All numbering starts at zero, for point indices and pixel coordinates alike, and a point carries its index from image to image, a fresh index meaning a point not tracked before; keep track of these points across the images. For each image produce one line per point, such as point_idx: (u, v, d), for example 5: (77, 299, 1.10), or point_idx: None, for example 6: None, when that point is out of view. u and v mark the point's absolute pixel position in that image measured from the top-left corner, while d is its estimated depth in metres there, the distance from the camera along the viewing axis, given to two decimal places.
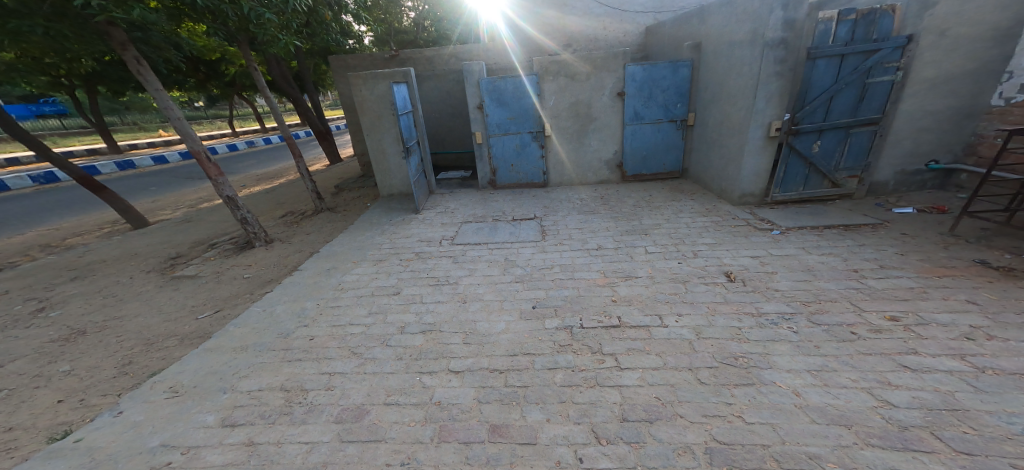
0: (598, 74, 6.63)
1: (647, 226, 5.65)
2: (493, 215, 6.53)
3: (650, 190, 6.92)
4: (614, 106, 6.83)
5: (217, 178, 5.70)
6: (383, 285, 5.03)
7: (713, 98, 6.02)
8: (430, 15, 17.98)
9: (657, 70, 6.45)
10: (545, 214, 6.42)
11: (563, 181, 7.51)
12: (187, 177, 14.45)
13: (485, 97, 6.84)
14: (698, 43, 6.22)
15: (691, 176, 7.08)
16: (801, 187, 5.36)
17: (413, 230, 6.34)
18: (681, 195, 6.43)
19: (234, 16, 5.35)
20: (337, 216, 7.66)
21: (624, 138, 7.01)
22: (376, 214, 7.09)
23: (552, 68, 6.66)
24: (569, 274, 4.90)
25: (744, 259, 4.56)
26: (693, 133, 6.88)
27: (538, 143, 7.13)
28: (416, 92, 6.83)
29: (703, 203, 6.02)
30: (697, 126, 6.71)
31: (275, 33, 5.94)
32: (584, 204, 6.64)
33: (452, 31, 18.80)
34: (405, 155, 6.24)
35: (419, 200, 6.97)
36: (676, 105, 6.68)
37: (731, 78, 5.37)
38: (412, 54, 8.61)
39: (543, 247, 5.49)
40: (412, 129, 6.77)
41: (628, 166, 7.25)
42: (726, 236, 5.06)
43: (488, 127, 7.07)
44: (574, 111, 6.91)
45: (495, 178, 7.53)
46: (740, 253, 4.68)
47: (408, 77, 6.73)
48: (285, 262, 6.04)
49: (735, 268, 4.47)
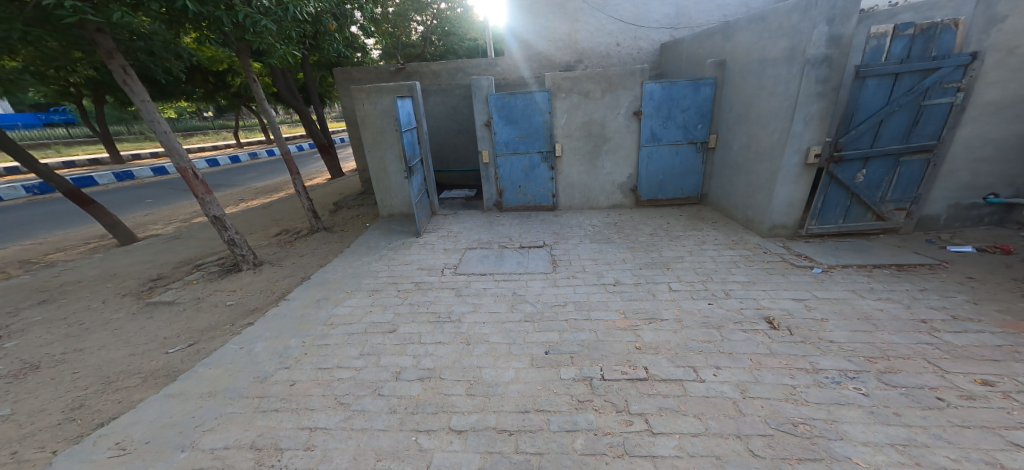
0: (614, 91, 6.24)
1: (668, 259, 5.13)
2: (499, 242, 6.05)
3: (667, 217, 6.44)
4: (630, 126, 6.41)
5: (204, 196, 5.06)
6: (377, 321, 4.50)
7: (738, 120, 5.58)
8: (439, 30, 17.99)
9: (677, 88, 6.06)
10: (556, 241, 5.92)
11: (574, 204, 7.03)
12: (184, 189, 14.08)
13: (494, 114, 6.44)
14: (722, 60, 5.84)
15: (711, 203, 6.59)
16: (842, 219, 4.85)
17: (413, 256, 5.84)
18: (704, 224, 5.93)
19: (230, 24, 4.98)
20: (331, 237, 7.16)
21: (640, 161, 6.57)
22: (373, 237, 6.61)
23: (565, 85, 6.28)
24: (585, 314, 4.36)
25: (785, 302, 4.01)
26: (714, 156, 6.44)
27: (548, 164, 6.70)
28: (421, 108, 6.43)
29: (727, 234, 5.51)
30: (719, 149, 6.27)
31: (274, 43, 5.57)
32: (598, 231, 6.14)
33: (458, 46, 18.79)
34: (407, 175, 5.80)
35: (420, 222, 6.49)
36: (696, 126, 6.26)
37: (762, 99, 4.95)
38: (418, 68, 8.33)
39: (555, 281, 4.97)
40: (415, 146, 6.36)
41: (643, 191, 6.79)
42: (759, 274, 4.53)
43: (495, 145, 6.65)
44: (587, 130, 6.50)
45: (501, 200, 7.06)
46: (779, 294, 4.14)
47: (414, 92, 6.36)
48: (272, 288, 5.50)
49: (777, 312, 3.91)
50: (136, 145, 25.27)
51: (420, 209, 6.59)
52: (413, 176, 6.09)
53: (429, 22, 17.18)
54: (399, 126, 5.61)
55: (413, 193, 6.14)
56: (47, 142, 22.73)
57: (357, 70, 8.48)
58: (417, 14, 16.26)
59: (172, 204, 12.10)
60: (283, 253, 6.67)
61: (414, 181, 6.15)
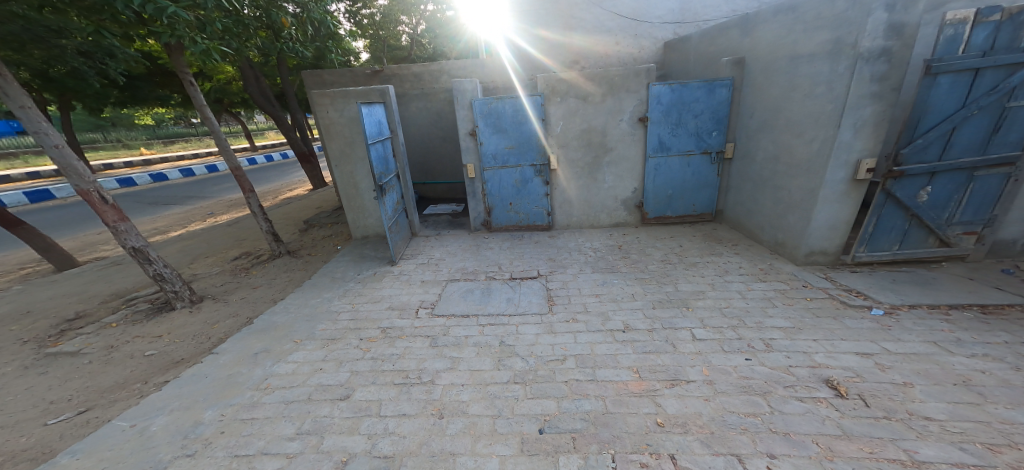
0: (615, 95, 5.35)
1: (689, 295, 4.17)
2: (486, 272, 5.13)
3: (679, 238, 5.49)
4: (635, 134, 5.51)
5: (117, 224, 4.08)
6: (326, 383, 3.53)
7: (757, 126, 4.59)
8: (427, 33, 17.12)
9: (689, 90, 5.14)
10: (551, 272, 4.98)
11: (571, 223, 6.12)
12: (149, 203, 12.96)
13: (479, 122, 5.52)
14: (739, 58, 4.84)
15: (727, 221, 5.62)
16: (897, 246, 3.95)
17: (383, 290, 4.89)
18: (723, 247, 4.98)
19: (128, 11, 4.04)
20: (295, 265, 6.03)
21: (646, 175, 5.67)
22: (337, 266, 5.60)
23: (562, 88, 5.39)
24: (589, 374, 3.41)
25: (847, 358, 3.04)
26: (731, 168, 5.44)
27: (542, 178, 5.79)
28: (395, 116, 5.42)
29: (751, 260, 4.51)
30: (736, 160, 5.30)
31: (194, 36, 4.60)
32: (600, 258, 5.20)
33: (448, 48, 17.81)
34: (380, 195, 4.85)
35: (396, 248, 5.51)
36: (710, 133, 5.29)
37: (790, 100, 3.97)
38: (397, 70, 7.44)
39: (552, 326, 4.05)
40: (390, 161, 5.39)
41: (649, 207, 5.88)
42: (804, 317, 3.53)
43: (481, 158, 5.73)
44: (585, 139, 5.62)
45: (489, 219, 6.12)
46: (837, 346, 3.17)
47: (386, 98, 5.33)
48: (208, 333, 4.44)
49: (840, 373, 2.92)
50: (111, 154, 24.10)
51: (395, 233, 5.60)
52: (386, 198, 5.07)
53: (417, 25, 16.36)
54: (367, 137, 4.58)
55: (387, 215, 5.13)
56: (15, 151, 21.49)
57: (327, 71, 7.54)
58: (405, 16, 15.44)
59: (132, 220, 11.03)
60: (235, 285, 5.52)
61: (387, 201, 5.13)
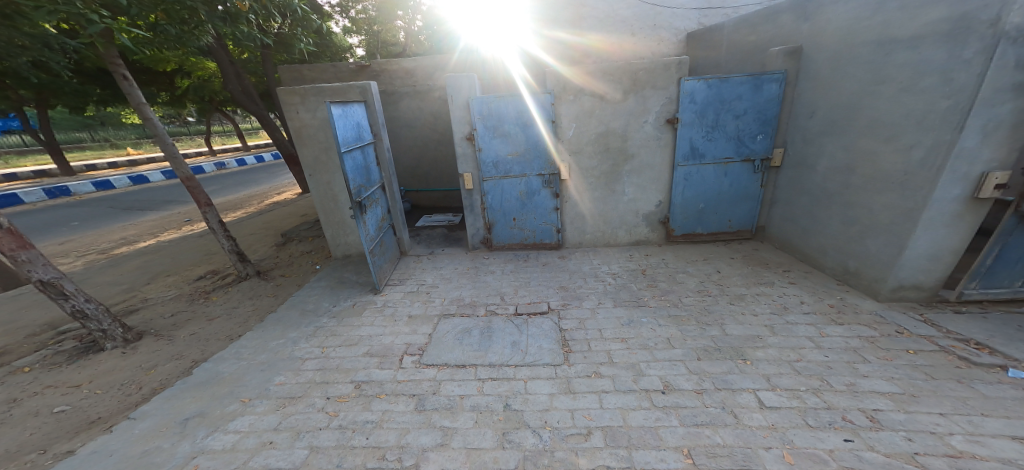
0: (639, 92, 4.23)
1: (744, 343, 3.29)
2: (487, 304, 4.27)
3: (715, 261, 4.44)
4: (661, 138, 4.37)
5: (18, 253, 3.25)
6: (274, 467, 2.57)
7: (825, 127, 3.54)
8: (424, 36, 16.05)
9: (732, 83, 3.99)
10: (563, 306, 4.12)
11: (584, 240, 5.07)
12: (124, 208, 12.02)
13: (478, 125, 4.50)
14: (797, 48, 3.73)
15: (772, 238, 4.51)
16: (1020, 281, 3.09)
17: (363, 328, 4.01)
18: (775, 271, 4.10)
19: None
20: (262, 288, 5.01)
21: (674, 186, 4.52)
22: (308, 292, 4.68)
23: (575, 84, 4.28)
24: (624, 459, 2.49)
25: (1001, 446, 2.16)
26: (777, 177, 4.29)
27: (551, 189, 4.71)
28: (377, 117, 4.44)
29: (816, 293, 3.62)
30: (786, 169, 4.16)
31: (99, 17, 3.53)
32: (623, 287, 4.30)
33: None
34: (356, 213, 3.85)
35: (379, 274, 4.57)
36: (754, 136, 4.15)
37: (884, 94, 2.97)
38: (387, 66, 6.59)
39: (570, 384, 3.18)
40: (373, 170, 4.43)
41: (676, 222, 4.76)
42: (913, 378, 2.67)
43: (479, 166, 4.69)
44: (600, 145, 4.50)
45: (489, 236, 5.15)
46: (979, 426, 2.29)
47: (367, 95, 4.36)
48: (139, 381, 3.47)
49: None
50: (96, 154, 23.16)
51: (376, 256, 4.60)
52: (363, 216, 4.06)
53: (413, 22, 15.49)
54: (337, 141, 3.58)
55: (365, 235, 4.12)
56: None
57: (306, 65, 6.63)
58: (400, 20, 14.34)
59: (100, 227, 10.09)
60: (186, 315, 4.52)
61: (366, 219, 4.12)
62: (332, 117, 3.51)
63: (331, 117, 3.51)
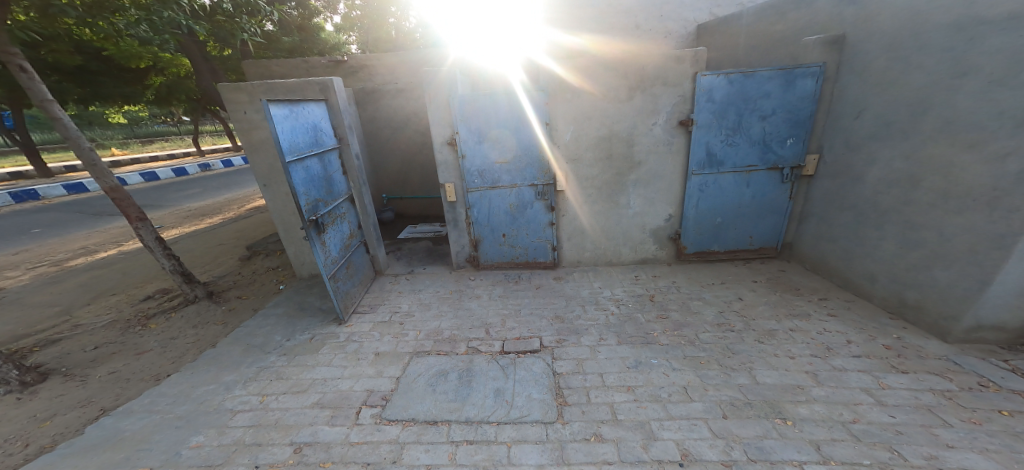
0: (646, 90, 3.56)
1: (781, 395, 2.58)
2: (470, 339, 3.62)
3: (735, 286, 3.74)
4: (672, 143, 3.70)
5: None
6: None
7: (876, 131, 2.90)
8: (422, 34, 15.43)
9: (758, 78, 3.32)
10: (559, 344, 3.45)
11: (584, 259, 4.42)
12: (94, 212, 11.28)
13: (461, 128, 3.78)
14: (839, 36, 3.08)
15: (802, 258, 3.82)
16: None
17: (318, 369, 3.34)
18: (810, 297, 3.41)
19: None
20: (209, 314, 4.30)
21: (688, 198, 3.84)
22: (261, 321, 4.00)
23: (573, 81, 3.61)
24: None
25: None
26: (810, 187, 3.60)
27: (545, 202, 4.03)
28: (342, 119, 3.64)
29: (865, 330, 2.94)
30: (820, 179, 3.48)
31: None
32: (629, 318, 3.63)
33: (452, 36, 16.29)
34: (308, 237, 3.11)
35: (343, 303, 3.86)
36: (783, 140, 3.47)
37: (967, 89, 2.34)
38: (365, 61, 5.94)
39: (564, 450, 2.46)
40: (338, 183, 3.67)
41: (688, 239, 4.07)
42: (1017, 453, 1.99)
43: (462, 174, 3.98)
44: (601, 151, 3.83)
45: (476, 254, 4.48)
46: None
47: (330, 94, 3.57)
48: (27, 436, 2.77)
49: None
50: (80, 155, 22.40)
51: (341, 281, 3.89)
52: (322, 238, 3.31)
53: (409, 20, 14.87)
54: (280, 152, 2.79)
55: (326, 261, 3.39)
56: None
57: (274, 60, 5.94)
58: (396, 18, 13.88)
59: (63, 235, 9.38)
60: (112, 348, 3.82)
61: (326, 241, 3.39)
62: (271, 123, 2.70)
63: (270, 123, 2.69)
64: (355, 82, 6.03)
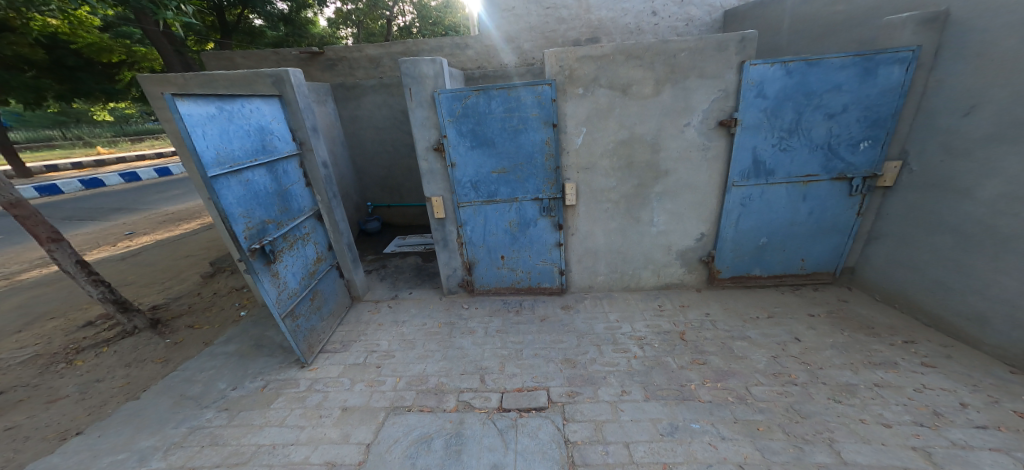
0: (678, 83, 2.81)
1: None
2: (462, 389, 2.92)
3: (788, 321, 3.04)
4: (709, 148, 2.97)
5: None
6: None
7: (998, 133, 2.22)
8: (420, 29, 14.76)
9: (823, 67, 2.61)
10: (570, 398, 2.76)
11: (598, 284, 3.73)
12: (62, 217, 10.46)
13: (451, 131, 3.05)
14: (939, 14, 2.41)
15: (868, 286, 3.13)
16: None
17: (271, 430, 2.64)
18: (892, 339, 2.70)
19: None
20: (148, 350, 3.57)
21: (727, 215, 3.14)
22: (205, 364, 3.29)
23: (586, 72, 2.87)
24: None
25: None
26: (884, 202, 2.90)
27: (552, 219, 3.33)
28: (301, 120, 2.89)
29: (981, 389, 2.25)
30: (902, 192, 2.79)
31: None
32: (656, 363, 2.93)
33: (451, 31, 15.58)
34: (248, 272, 2.40)
35: (306, 343, 3.14)
36: (854, 145, 2.77)
37: None
38: (344, 52, 5.22)
39: None
40: (298, 198, 2.94)
41: (724, 262, 3.38)
42: None
43: (451, 186, 3.27)
44: (620, 158, 3.10)
45: (470, 278, 3.79)
46: None
47: (285, 89, 2.82)
48: None
49: None
50: (63, 153, 21.52)
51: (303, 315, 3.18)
52: (271, 270, 2.58)
53: (405, 14, 14.14)
54: (199, 166, 2.06)
55: (280, 297, 2.67)
56: None
57: (239, 52, 5.23)
58: (391, 11, 13.16)
59: (22, 242, 8.58)
60: (19, 394, 3.12)
61: (279, 273, 2.67)
62: (182, 129, 1.97)
63: (181, 128, 1.97)
64: (332, 76, 5.31)
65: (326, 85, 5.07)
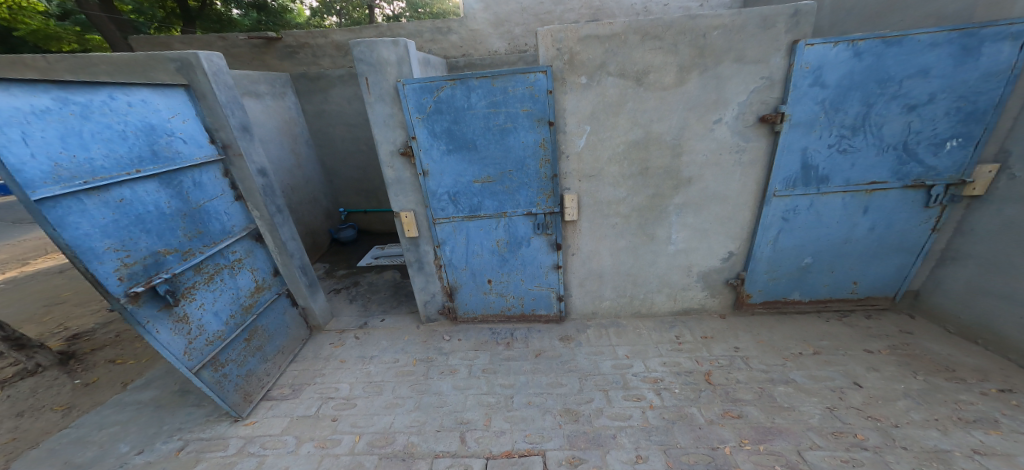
0: (709, 70, 2.22)
1: None
2: (434, 452, 2.31)
3: (840, 359, 2.50)
4: (746, 150, 2.39)
5: None
6: None
7: None
8: (412, 18, 13.97)
9: (897, 50, 2.05)
10: (572, 467, 2.15)
11: (603, 309, 3.15)
12: (15, 219, 9.58)
13: (425, 130, 2.43)
14: None
15: (937, 315, 2.59)
16: None
17: None
18: (983, 387, 2.16)
19: None
20: (49, 394, 2.89)
21: (763, 231, 2.57)
22: (108, 418, 2.63)
23: (592, 56, 2.27)
24: None
25: None
26: (967, 216, 2.35)
27: (548, 236, 2.74)
28: (222, 117, 2.29)
29: None
30: (993, 204, 2.23)
31: None
32: (678, 417, 2.35)
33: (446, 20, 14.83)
34: (129, 320, 1.84)
35: (236, 394, 2.49)
36: (933, 146, 2.22)
37: None
38: (306, 38, 4.53)
39: None
40: (221, 218, 2.35)
41: (756, 285, 2.82)
42: None
43: (425, 198, 2.66)
44: (631, 163, 2.51)
45: (452, 304, 3.19)
46: None
47: (194, 79, 2.22)
48: None
49: None
50: None
51: (236, 359, 2.54)
52: (171, 313, 2.01)
53: (395, 3, 13.37)
54: (22, 187, 1.50)
55: (191, 345, 2.09)
56: None
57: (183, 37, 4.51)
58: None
59: None
60: None
61: (188, 315, 2.09)
62: None
63: None
64: (294, 66, 4.62)
65: (286, 75, 4.38)
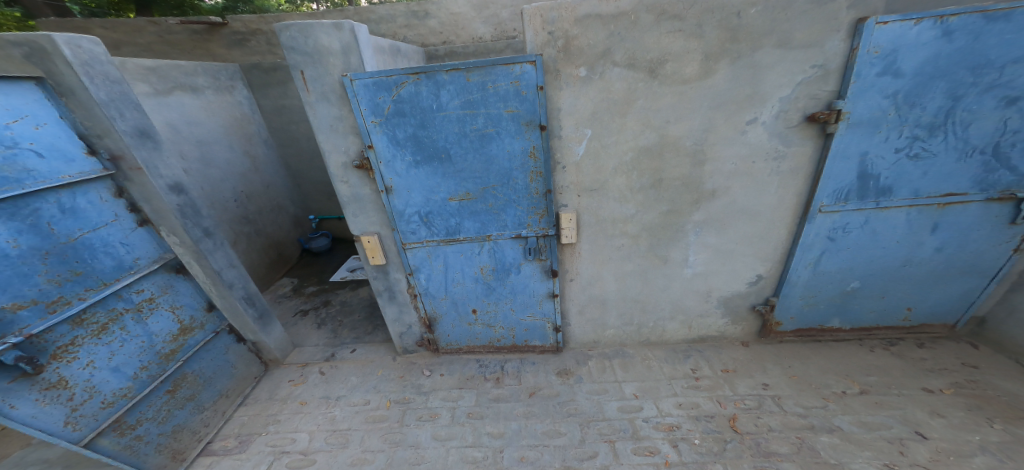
0: (740, 58, 1.76)
1: None
2: None
3: (893, 401, 2.10)
4: (785, 157, 1.94)
5: None
6: None
7: None
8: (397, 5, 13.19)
9: (1000, 27, 1.59)
10: None
11: (606, 338, 2.72)
12: None
13: (386, 138, 1.94)
14: None
15: (1010, 346, 2.20)
16: None
17: None
18: None
19: None
20: None
21: (800, 251, 2.14)
22: None
23: (593, 41, 1.78)
24: None
25: None
26: None
27: (541, 261, 2.29)
28: (102, 120, 1.85)
29: None
30: None
31: None
32: None
33: None
34: None
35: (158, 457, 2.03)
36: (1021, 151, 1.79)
37: None
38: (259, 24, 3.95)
39: None
40: (112, 250, 1.92)
41: (788, 312, 2.41)
42: None
43: (389, 219, 2.18)
44: (641, 173, 2.05)
45: (433, 336, 2.74)
46: None
47: (52, 69, 1.75)
48: None
49: None
50: None
51: (152, 416, 2.04)
52: (36, 381, 1.64)
53: None
54: None
55: (75, 414, 1.75)
56: None
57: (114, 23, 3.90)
58: None
59: None
60: None
61: (66, 378, 1.73)
62: None
63: None
64: (246, 56, 4.04)
65: (235, 67, 3.81)
